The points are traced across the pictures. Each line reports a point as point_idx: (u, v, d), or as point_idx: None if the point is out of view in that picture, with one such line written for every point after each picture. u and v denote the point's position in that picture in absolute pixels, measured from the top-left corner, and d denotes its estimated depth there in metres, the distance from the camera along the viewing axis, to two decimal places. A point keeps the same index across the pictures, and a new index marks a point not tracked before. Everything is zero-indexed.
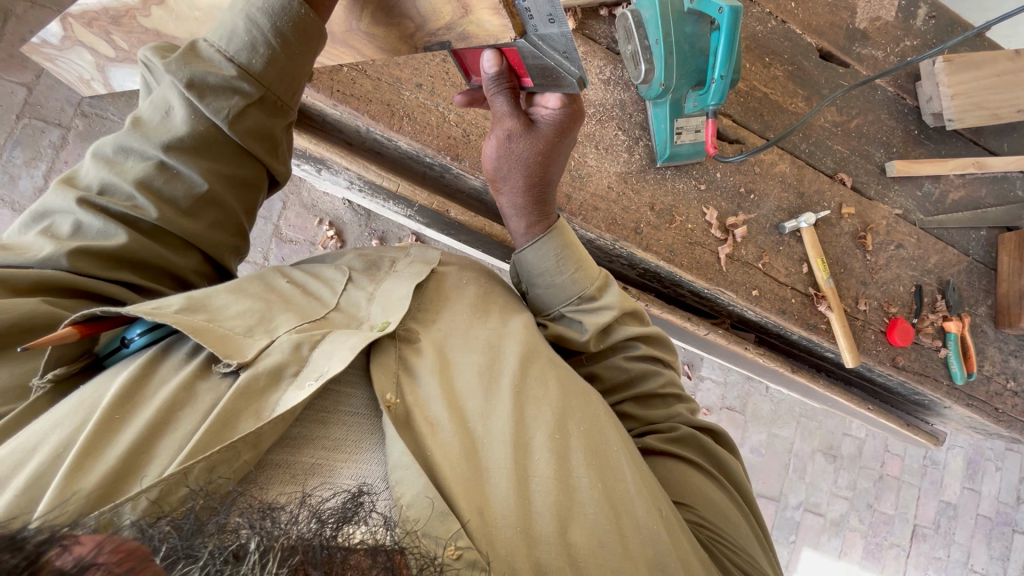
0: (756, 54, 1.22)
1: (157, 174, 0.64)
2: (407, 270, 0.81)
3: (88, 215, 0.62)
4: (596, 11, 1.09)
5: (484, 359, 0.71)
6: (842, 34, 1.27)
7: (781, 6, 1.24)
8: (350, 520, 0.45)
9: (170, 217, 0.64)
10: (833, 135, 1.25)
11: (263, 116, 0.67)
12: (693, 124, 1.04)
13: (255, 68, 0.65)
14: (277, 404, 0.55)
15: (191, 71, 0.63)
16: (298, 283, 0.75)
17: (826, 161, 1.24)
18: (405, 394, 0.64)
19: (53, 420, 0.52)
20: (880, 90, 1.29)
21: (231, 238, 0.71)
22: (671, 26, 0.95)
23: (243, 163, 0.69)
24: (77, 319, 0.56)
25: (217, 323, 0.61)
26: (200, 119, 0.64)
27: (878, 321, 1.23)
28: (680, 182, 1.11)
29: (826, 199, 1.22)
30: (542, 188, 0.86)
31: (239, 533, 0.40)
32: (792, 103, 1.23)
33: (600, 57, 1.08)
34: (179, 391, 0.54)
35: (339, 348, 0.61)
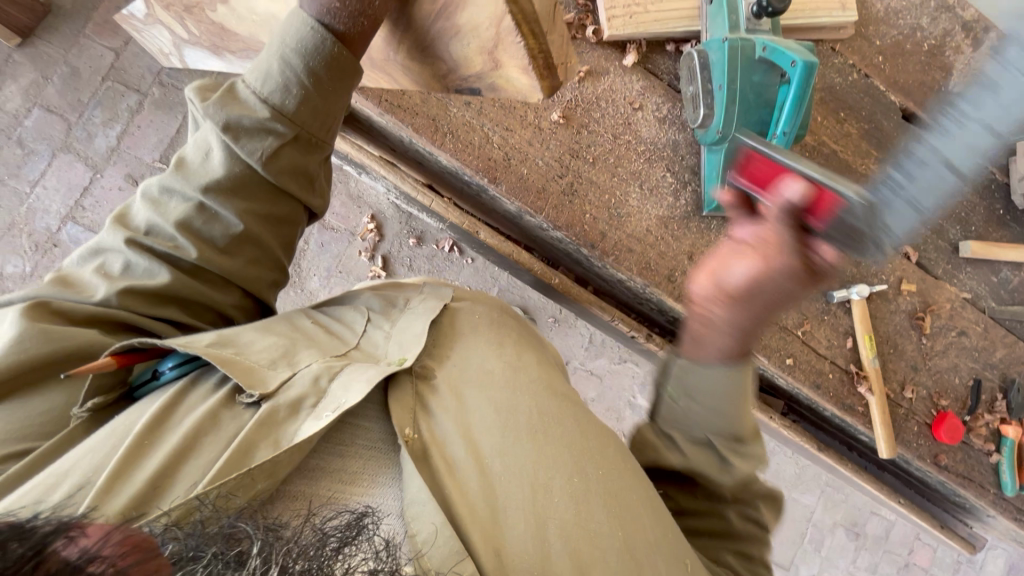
0: (831, 107, 1.14)
1: (196, 214, 0.66)
2: (422, 305, 0.81)
3: (135, 254, 0.65)
4: (662, 45, 1.04)
5: (502, 395, 0.69)
6: (930, 96, 1.18)
7: (866, 58, 1.16)
8: (354, 539, 0.44)
9: (209, 257, 0.67)
10: (904, 204, 1.16)
11: (297, 154, 0.67)
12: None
13: (289, 109, 0.64)
14: (296, 435, 0.56)
15: (227, 114, 0.63)
16: (321, 324, 0.76)
17: (891, 231, 1.15)
18: (422, 429, 0.64)
19: (91, 442, 0.54)
20: (966, 161, 1.19)
21: (269, 271, 0.74)
22: (739, 71, 0.90)
23: (278, 200, 0.70)
24: (116, 350, 0.61)
25: (243, 356, 0.62)
26: (236, 161, 0.65)
27: (924, 412, 1.13)
28: (725, 234, 1.05)
29: (884, 272, 1.13)
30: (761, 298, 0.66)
31: (245, 539, 0.41)
32: (863, 164, 1.15)
33: (660, 94, 1.03)
34: (205, 418, 0.56)
35: (357, 381, 0.61)
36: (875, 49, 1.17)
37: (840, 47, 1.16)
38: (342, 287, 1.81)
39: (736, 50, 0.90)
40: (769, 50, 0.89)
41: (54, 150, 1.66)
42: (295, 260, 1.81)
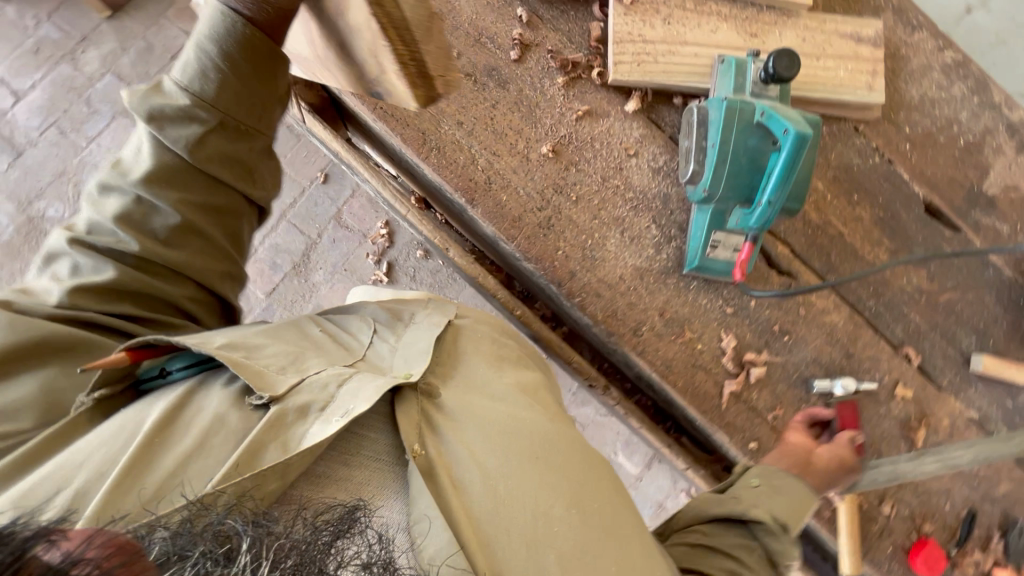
0: (844, 187, 1.08)
1: (134, 208, 0.69)
2: (425, 321, 0.84)
3: (82, 253, 0.68)
4: (670, 98, 1.03)
5: (505, 424, 0.71)
6: (959, 194, 1.11)
7: (892, 144, 1.10)
8: (344, 534, 0.48)
9: (149, 249, 0.69)
10: (913, 302, 1.07)
11: (223, 142, 0.69)
12: (732, 243, 0.94)
13: (208, 95, 0.67)
14: (303, 439, 0.59)
15: (149, 106, 0.67)
16: (329, 333, 0.80)
17: (894, 328, 1.06)
18: (429, 445, 0.66)
19: (101, 439, 0.59)
20: (992, 269, 1.09)
21: (223, 263, 0.76)
22: (734, 133, 0.88)
23: (214, 191, 0.72)
24: (131, 346, 0.64)
25: (252, 359, 0.66)
26: (164, 152, 0.68)
27: (902, 533, 1.01)
28: (704, 297, 1.00)
29: (878, 370, 1.04)
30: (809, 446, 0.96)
31: (234, 536, 0.43)
32: (872, 252, 1.07)
33: (658, 144, 1.01)
34: (214, 419, 0.61)
35: (365, 387, 0.64)
36: (903, 136, 1.11)
37: (864, 128, 1.10)
38: (343, 285, 1.82)
39: (736, 111, 0.87)
40: (767, 116, 0.86)
41: (115, 113, 1.81)
42: (304, 252, 1.84)
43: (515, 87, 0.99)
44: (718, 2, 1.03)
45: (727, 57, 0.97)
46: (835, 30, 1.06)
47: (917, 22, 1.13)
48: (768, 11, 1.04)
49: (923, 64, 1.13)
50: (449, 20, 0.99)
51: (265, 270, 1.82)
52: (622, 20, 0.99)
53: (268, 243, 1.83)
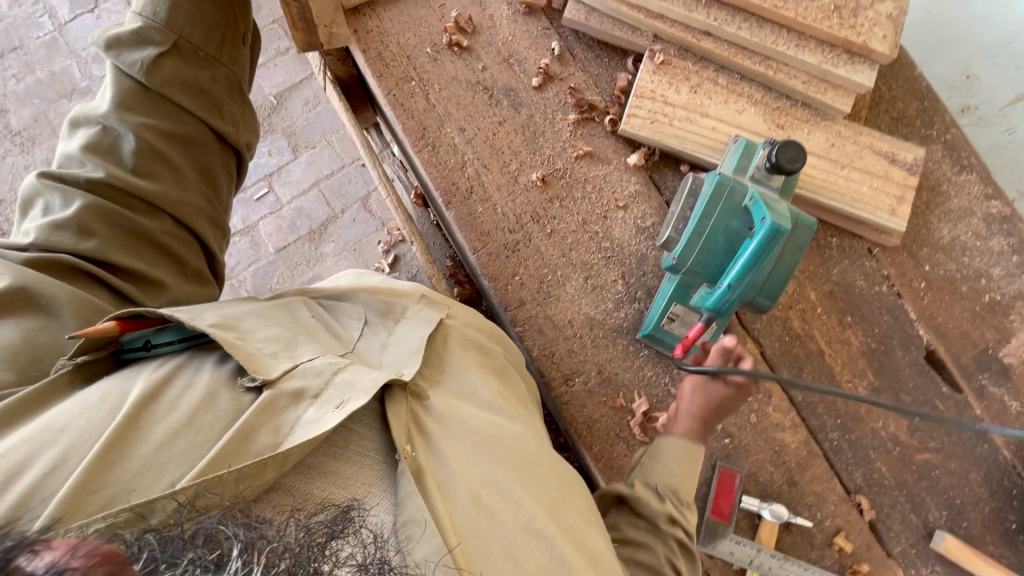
0: (839, 306, 1.00)
1: (102, 137, 0.75)
2: (417, 316, 0.80)
3: (50, 190, 0.71)
4: (676, 164, 1.01)
5: (489, 434, 0.68)
6: (969, 352, 1.00)
7: (906, 277, 1.02)
8: (338, 534, 0.47)
9: (116, 173, 0.73)
10: (883, 450, 0.96)
11: (179, 64, 0.79)
12: (687, 322, 0.90)
13: (160, 19, 0.78)
14: (296, 425, 0.57)
15: (111, 35, 0.77)
16: (319, 320, 0.76)
17: (854, 472, 0.95)
18: (415, 446, 0.62)
19: (84, 407, 0.56)
20: (988, 444, 0.96)
21: (196, 199, 0.80)
22: (718, 209, 0.84)
23: (172, 116, 0.79)
24: (121, 315, 0.63)
25: (245, 341, 0.63)
26: (124, 76, 0.77)
27: None
28: (650, 369, 0.95)
29: (821, 509, 0.93)
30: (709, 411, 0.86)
31: (225, 540, 0.42)
32: (850, 381, 0.98)
33: (650, 204, 0.99)
34: (204, 397, 0.58)
35: (364, 378, 0.61)
36: (921, 273, 1.02)
37: (879, 252, 1.02)
38: (347, 264, 1.85)
39: (726, 189, 0.84)
40: (753, 201, 0.81)
41: None
42: (323, 222, 1.89)
43: (525, 111, 1.00)
44: (752, 85, 1.00)
45: (742, 138, 0.93)
46: (870, 144, 1.01)
47: (967, 163, 1.06)
48: (803, 107, 1.00)
49: (963, 206, 1.04)
50: (484, 36, 1.03)
51: (284, 227, 1.88)
52: (648, 77, 0.99)
53: (294, 204, 1.90)
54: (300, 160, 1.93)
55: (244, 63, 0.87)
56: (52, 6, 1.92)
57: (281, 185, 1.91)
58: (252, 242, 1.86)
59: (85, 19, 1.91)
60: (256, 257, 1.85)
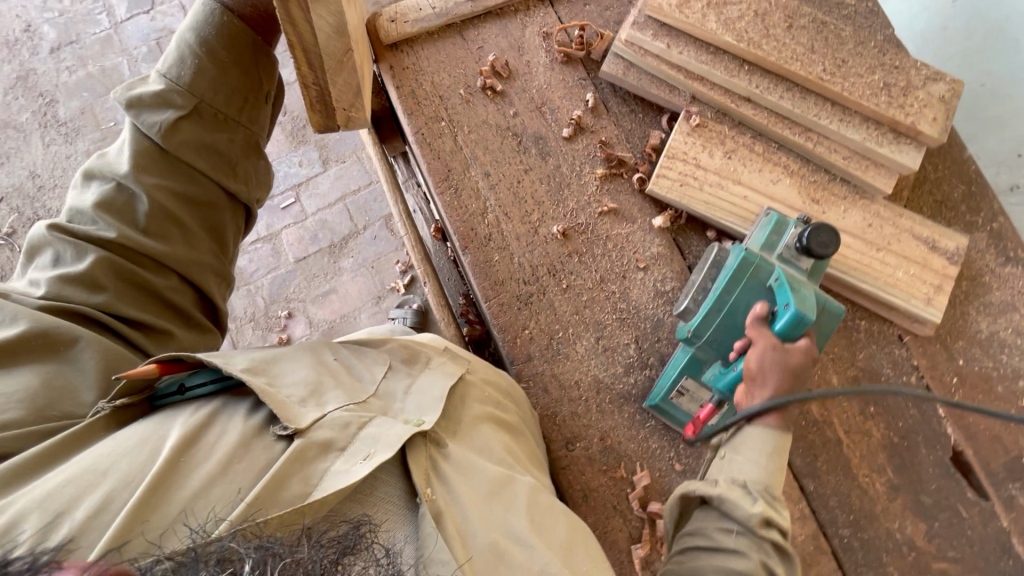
0: (862, 394, 0.95)
1: (117, 195, 0.74)
2: (439, 366, 0.79)
3: (63, 242, 0.71)
4: (703, 229, 0.98)
5: (502, 481, 0.68)
6: (999, 458, 0.93)
7: (936, 369, 0.96)
8: (351, 552, 0.48)
9: (128, 235, 0.73)
10: (896, 553, 0.90)
11: (196, 128, 0.77)
12: (700, 396, 0.87)
13: (185, 83, 0.76)
14: (325, 476, 0.59)
15: (131, 94, 0.75)
16: (343, 362, 0.75)
17: (863, 574, 0.89)
18: (437, 489, 0.64)
19: (126, 447, 0.58)
20: (1012, 560, 0.89)
21: (207, 258, 0.80)
22: (741, 285, 0.80)
23: (191, 181, 0.78)
24: (160, 359, 0.66)
25: (275, 388, 0.65)
26: (143, 139, 0.75)
27: None
28: (656, 442, 0.91)
29: None
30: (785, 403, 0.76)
31: (238, 560, 0.43)
32: (867, 476, 0.93)
33: (672, 268, 0.96)
34: (237, 445, 0.60)
35: (387, 431, 0.64)
36: (953, 367, 0.96)
37: (909, 340, 0.97)
38: (363, 280, 1.85)
39: (753, 265, 0.80)
40: (779, 283, 0.78)
41: None
42: (345, 236, 1.89)
43: (552, 162, 0.99)
44: (789, 155, 0.97)
45: (773, 211, 0.89)
46: (910, 228, 0.96)
47: (1013, 254, 1.00)
48: (841, 183, 0.96)
49: (1005, 300, 0.98)
50: (519, 81, 1.02)
51: (305, 238, 1.89)
52: (682, 138, 0.96)
53: (318, 216, 1.91)
54: (328, 173, 1.95)
55: (265, 121, 0.84)
56: (110, 5, 1.99)
57: (308, 197, 1.93)
58: (274, 250, 1.88)
59: (140, 20, 1.98)
60: (275, 265, 1.87)
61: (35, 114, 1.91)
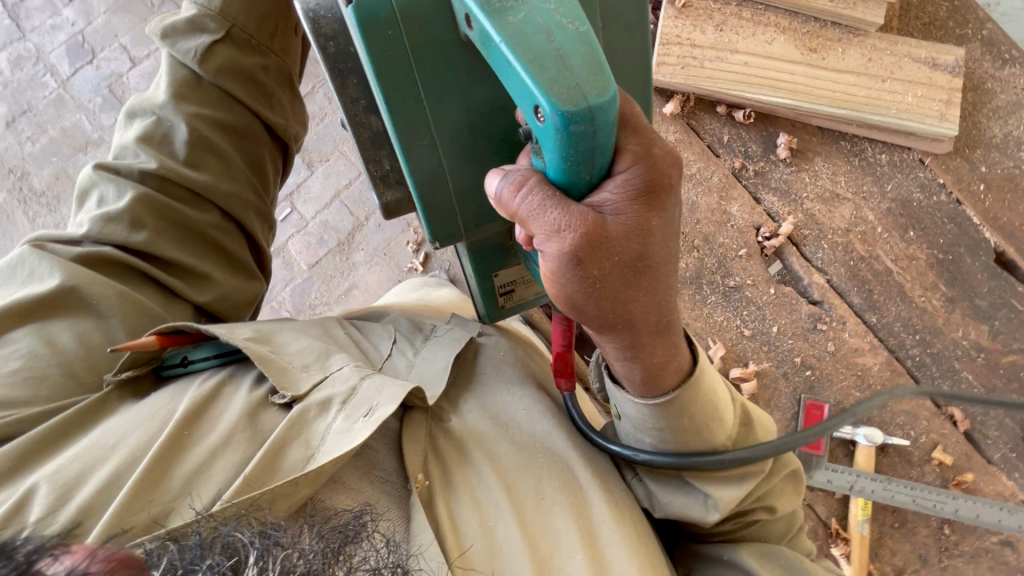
0: (900, 222, 0.98)
1: (154, 128, 0.74)
2: (446, 335, 0.72)
3: (106, 181, 0.72)
4: (712, 106, 1.02)
5: (524, 450, 0.63)
6: None
7: (964, 182, 0.98)
8: (355, 538, 0.41)
9: (169, 167, 0.73)
10: (967, 359, 0.94)
11: (233, 51, 0.77)
12: (518, 273, 0.71)
13: (215, 8, 0.76)
14: (328, 434, 0.54)
15: (166, 23, 0.76)
16: (353, 337, 0.72)
17: (940, 385, 0.93)
18: (432, 472, 0.60)
19: (133, 423, 0.55)
20: None
21: (249, 193, 0.80)
22: (433, 125, 0.51)
23: (231, 111, 0.78)
24: (160, 330, 0.62)
25: (277, 355, 0.61)
26: (182, 67, 0.76)
27: None
28: (721, 314, 0.96)
29: (914, 427, 0.92)
30: (643, 277, 0.49)
31: (242, 547, 0.37)
32: (922, 297, 0.96)
33: (695, 151, 1.01)
34: (240, 416, 0.56)
35: (390, 383, 0.57)
36: (978, 175, 0.99)
37: (931, 161, 0.99)
38: (380, 269, 1.85)
39: (412, 92, 0.49)
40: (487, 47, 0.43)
41: None
42: (350, 231, 1.89)
43: None
44: (778, 13, 1.00)
45: None
46: (907, 52, 0.99)
47: (1010, 55, 1.02)
48: (833, 27, 1.00)
49: (1012, 100, 1.01)
50: None
51: (312, 244, 1.89)
52: (672, 23, 1.00)
53: (318, 218, 1.91)
54: (317, 175, 1.94)
55: (296, 51, 0.85)
56: (52, 64, 1.92)
57: (303, 203, 1.92)
58: (285, 262, 1.88)
59: (86, 72, 1.91)
60: (290, 277, 1.87)
61: (10, 192, 1.82)
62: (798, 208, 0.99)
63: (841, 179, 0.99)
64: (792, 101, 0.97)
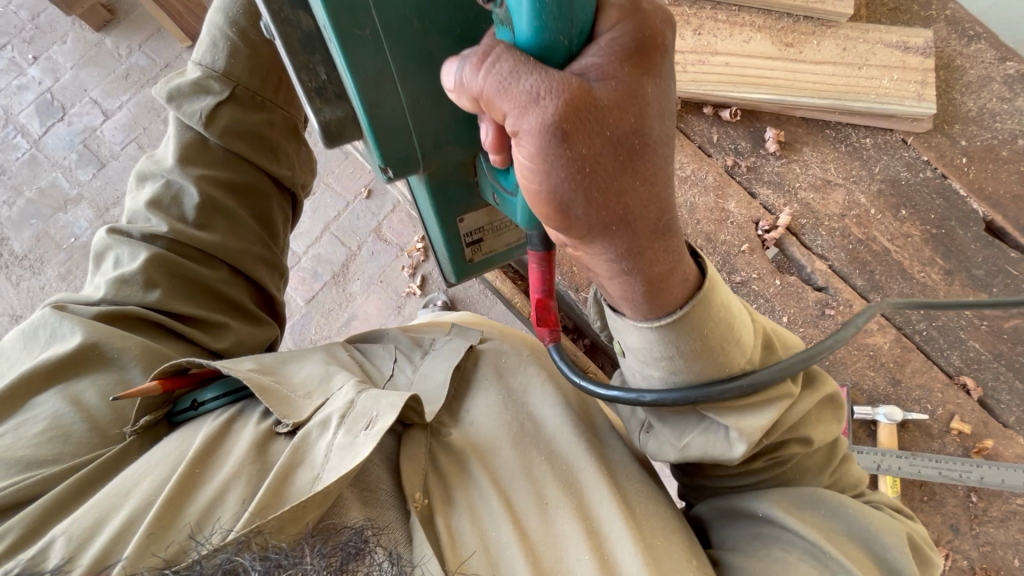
0: (892, 202, 1.00)
1: (165, 190, 0.74)
2: (446, 346, 0.72)
3: (120, 243, 0.71)
4: (700, 108, 1.04)
5: (533, 455, 0.63)
6: None
7: (947, 157, 1.02)
8: (359, 556, 0.41)
9: (177, 227, 0.72)
10: (971, 328, 0.96)
11: (238, 111, 0.77)
12: (482, 220, 0.74)
13: (218, 68, 0.76)
14: (332, 453, 0.52)
15: (171, 86, 0.76)
16: (355, 359, 0.72)
17: (949, 356, 0.96)
18: (432, 492, 0.58)
19: (143, 470, 0.53)
20: None
21: (253, 245, 0.79)
22: (376, 12, 0.49)
23: (241, 170, 0.79)
24: (161, 373, 0.61)
25: (285, 386, 0.61)
26: (188, 130, 0.76)
27: None
28: None
29: (930, 400, 0.94)
30: (640, 159, 0.44)
31: (240, 572, 0.37)
32: (922, 272, 0.98)
33: (687, 153, 1.03)
34: (252, 449, 0.54)
35: (387, 393, 0.57)
36: (959, 149, 1.02)
37: (913, 140, 1.02)
38: (378, 297, 1.83)
39: None
40: None
41: None
42: (345, 262, 1.88)
43: None
44: (751, 12, 1.03)
45: None
46: (880, 39, 1.02)
47: (974, 32, 1.07)
48: (806, 21, 1.03)
49: (982, 75, 1.04)
50: None
51: (307, 278, 1.88)
52: None
53: (311, 252, 1.90)
54: (305, 209, 1.93)
55: (301, 102, 0.85)
56: (22, 125, 1.89)
57: (294, 239, 1.91)
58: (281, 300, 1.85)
59: (58, 129, 1.88)
60: (288, 314, 1.84)
61: None
62: (793, 199, 1.01)
63: (830, 166, 1.02)
64: (775, 96, 1.00)
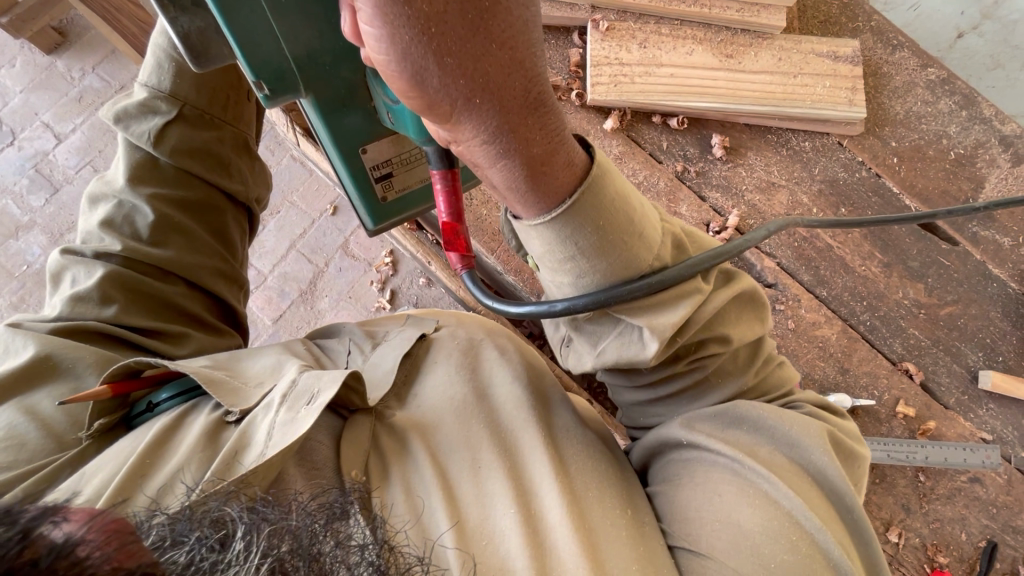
0: (832, 201, 1.06)
1: (117, 211, 0.75)
2: (399, 336, 0.80)
3: (75, 264, 0.73)
4: (649, 117, 1.09)
5: (471, 429, 0.68)
6: (953, 207, 1.06)
7: (879, 157, 1.08)
8: (341, 518, 0.49)
9: (133, 246, 0.74)
10: (911, 317, 1.02)
11: (186, 131, 0.78)
12: (390, 151, 0.78)
13: (164, 88, 0.78)
14: (274, 431, 0.58)
15: (117, 107, 0.77)
16: (313, 352, 0.79)
17: (892, 344, 1.01)
18: (370, 468, 0.64)
19: (102, 463, 0.59)
20: (996, 283, 1.02)
21: (210, 259, 0.81)
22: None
23: (191, 186, 0.79)
24: (111, 378, 0.65)
25: (237, 378, 0.66)
26: (136, 150, 0.77)
27: (914, 566, 0.92)
28: None
29: (877, 386, 0.99)
30: (491, 19, 0.42)
31: (231, 522, 0.43)
32: (863, 265, 1.04)
33: (639, 160, 1.07)
34: (201, 438, 0.60)
35: (327, 371, 0.63)
36: (890, 150, 1.09)
37: (848, 142, 1.09)
38: (347, 313, 1.82)
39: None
40: None
41: None
42: (312, 279, 1.87)
43: None
44: (692, 26, 1.09)
45: None
46: (812, 49, 1.09)
47: (897, 41, 1.14)
48: (743, 33, 1.09)
49: (907, 80, 1.12)
50: None
51: (274, 297, 1.85)
52: (599, 45, 1.07)
53: (276, 271, 1.88)
54: (268, 228, 1.91)
55: (251, 117, 0.87)
56: None
57: (258, 258, 1.88)
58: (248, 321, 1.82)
59: (7, 154, 1.82)
60: (256, 333, 1.82)
61: None
62: (740, 201, 1.06)
63: (774, 169, 1.07)
64: (719, 104, 1.05)
